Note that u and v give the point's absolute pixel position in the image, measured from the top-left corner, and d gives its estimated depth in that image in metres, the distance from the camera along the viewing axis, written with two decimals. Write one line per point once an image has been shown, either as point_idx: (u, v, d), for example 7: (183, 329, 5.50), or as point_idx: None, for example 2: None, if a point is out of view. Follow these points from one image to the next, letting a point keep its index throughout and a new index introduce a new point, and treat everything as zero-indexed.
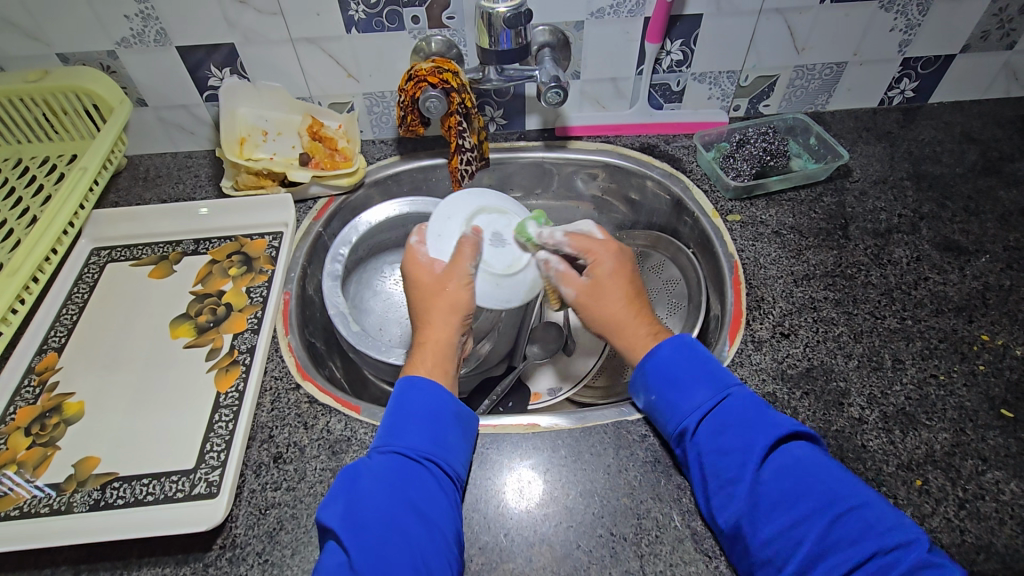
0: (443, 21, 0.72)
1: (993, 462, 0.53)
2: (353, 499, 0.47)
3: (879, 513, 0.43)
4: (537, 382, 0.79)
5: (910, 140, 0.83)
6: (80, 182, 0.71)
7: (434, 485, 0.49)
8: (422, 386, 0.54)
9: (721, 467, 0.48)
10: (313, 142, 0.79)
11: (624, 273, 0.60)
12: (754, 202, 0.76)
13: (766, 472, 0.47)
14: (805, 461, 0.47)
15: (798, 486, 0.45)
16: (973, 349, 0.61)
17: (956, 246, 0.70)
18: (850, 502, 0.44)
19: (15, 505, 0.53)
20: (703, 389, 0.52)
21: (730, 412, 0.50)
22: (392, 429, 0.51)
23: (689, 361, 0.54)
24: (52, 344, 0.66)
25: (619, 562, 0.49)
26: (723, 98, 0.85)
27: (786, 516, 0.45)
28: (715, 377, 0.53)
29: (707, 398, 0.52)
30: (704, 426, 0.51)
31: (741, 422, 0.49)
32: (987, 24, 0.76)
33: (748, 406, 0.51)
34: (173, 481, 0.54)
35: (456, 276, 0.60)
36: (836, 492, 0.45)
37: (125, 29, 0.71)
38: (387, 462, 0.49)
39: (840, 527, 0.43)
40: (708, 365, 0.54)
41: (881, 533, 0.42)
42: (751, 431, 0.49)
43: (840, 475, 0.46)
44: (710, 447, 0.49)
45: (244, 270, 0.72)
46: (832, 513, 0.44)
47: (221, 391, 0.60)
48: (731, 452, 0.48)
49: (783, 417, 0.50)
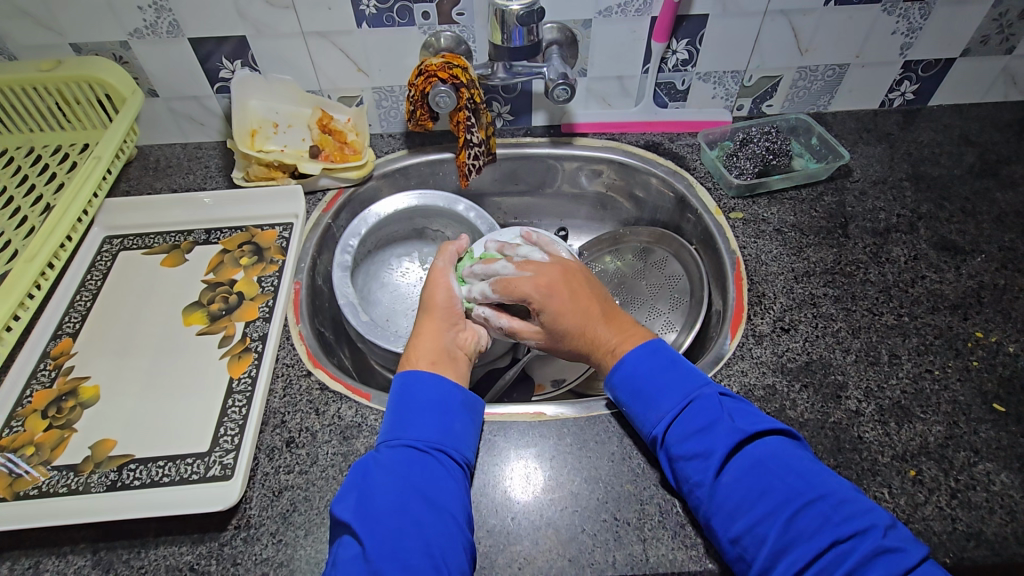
0: (453, 17, 0.74)
1: (985, 454, 0.55)
2: (364, 494, 0.48)
3: (836, 504, 0.44)
4: (539, 372, 0.81)
5: (909, 142, 0.84)
6: (94, 171, 0.72)
7: (443, 472, 0.50)
8: (423, 379, 0.55)
9: (689, 471, 0.49)
10: (323, 135, 0.81)
11: (565, 309, 0.60)
12: (756, 200, 0.78)
13: (730, 472, 0.48)
14: (767, 458, 0.48)
15: (759, 486, 0.46)
16: (968, 346, 0.62)
17: (953, 246, 0.72)
18: (809, 495, 0.45)
19: (33, 485, 0.54)
20: (667, 398, 0.53)
21: (693, 417, 0.51)
22: (399, 422, 0.53)
23: (654, 370, 0.55)
24: (67, 329, 0.67)
25: (623, 545, 0.51)
26: (727, 98, 0.86)
27: (748, 517, 0.45)
28: (680, 383, 0.54)
29: (674, 405, 0.52)
30: (671, 434, 0.51)
31: (703, 427, 0.50)
32: (987, 29, 0.78)
33: (708, 411, 0.51)
34: (188, 464, 0.55)
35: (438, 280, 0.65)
36: (795, 487, 0.45)
37: (138, 19, 0.72)
38: (398, 454, 0.50)
39: (801, 519, 0.44)
40: (675, 371, 0.55)
41: (838, 523, 0.43)
42: (711, 436, 0.49)
43: (805, 466, 0.47)
44: (677, 454, 0.50)
45: (256, 259, 0.73)
46: (791, 509, 0.44)
47: (235, 377, 0.62)
48: (695, 455, 0.49)
49: (745, 417, 0.51)
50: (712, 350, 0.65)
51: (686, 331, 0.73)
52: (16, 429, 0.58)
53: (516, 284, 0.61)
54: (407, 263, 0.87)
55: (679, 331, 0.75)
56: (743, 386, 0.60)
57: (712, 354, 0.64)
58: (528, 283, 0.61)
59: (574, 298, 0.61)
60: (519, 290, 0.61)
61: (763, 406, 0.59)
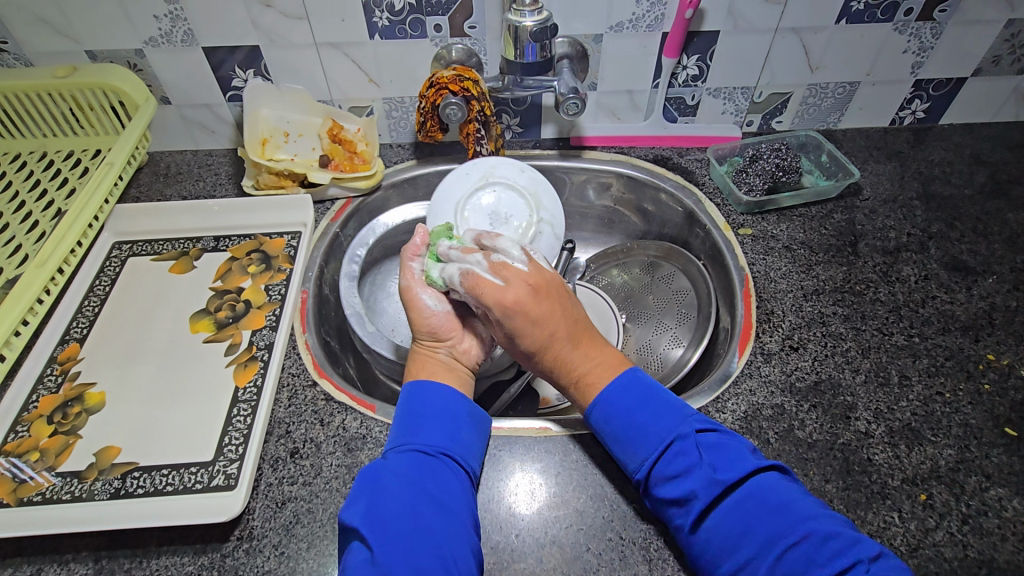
0: (465, 30, 0.74)
1: (996, 480, 0.54)
2: (375, 497, 0.48)
3: (821, 543, 0.43)
4: (545, 386, 0.79)
5: (919, 160, 0.84)
6: (106, 177, 0.72)
7: (452, 478, 0.50)
8: (431, 388, 0.55)
9: (673, 516, 0.48)
10: (333, 144, 0.81)
11: (541, 318, 0.54)
12: (765, 217, 0.78)
13: (710, 517, 0.46)
14: (746, 500, 0.46)
15: (740, 531, 0.45)
16: (979, 368, 0.62)
17: (964, 267, 0.71)
18: (792, 537, 0.43)
19: (37, 491, 0.54)
20: (643, 441, 0.51)
21: (670, 461, 0.49)
22: (407, 428, 0.52)
23: (626, 410, 0.52)
24: (75, 334, 0.67)
25: (628, 565, 0.50)
26: (737, 113, 0.86)
27: (732, 562, 0.45)
28: (656, 422, 0.51)
29: (651, 449, 0.50)
30: (652, 478, 0.50)
31: (681, 472, 0.48)
32: (999, 49, 0.78)
33: (685, 453, 0.49)
34: (192, 473, 0.55)
35: (415, 309, 0.60)
36: (776, 531, 0.44)
37: (154, 28, 0.73)
38: (405, 460, 0.50)
39: (784, 565, 0.43)
40: (648, 410, 0.52)
41: (823, 564, 0.42)
42: (690, 481, 0.48)
43: (788, 505, 0.45)
44: (659, 498, 0.49)
45: (264, 267, 0.73)
46: (774, 554, 0.43)
47: (240, 386, 0.62)
48: (675, 501, 0.48)
49: (721, 457, 0.48)
50: (719, 368, 0.64)
51: (692, 347, 0.73)
52: (22, 433, 0.58)
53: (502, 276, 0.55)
54: None
55: (685, 347, 0.75)
56: (751, 405, 0.59)
57: (719, 372, 0.63)
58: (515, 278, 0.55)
59: (556, 312, 0.55)
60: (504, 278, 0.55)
61: (771, 425, 0.58)
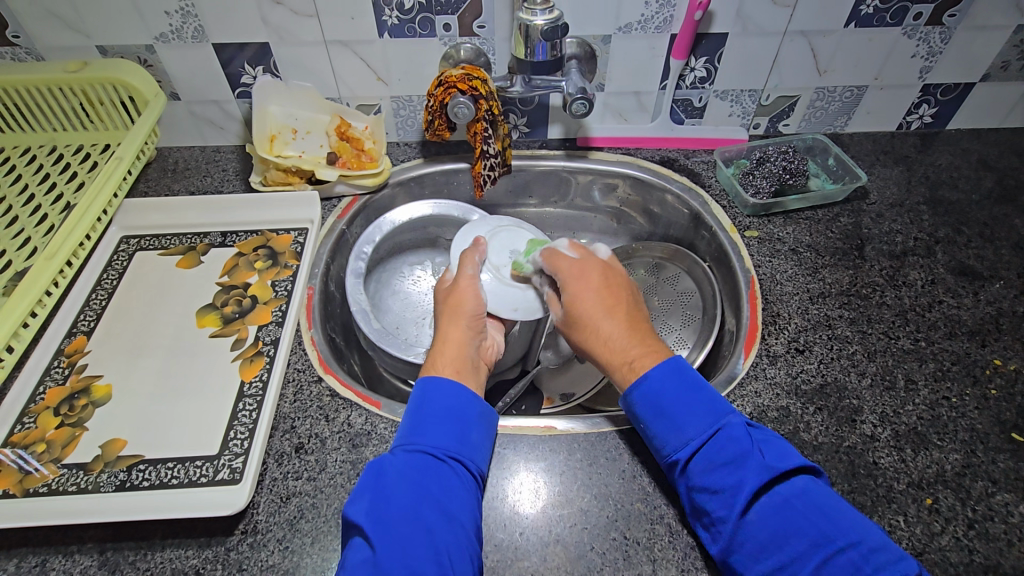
0: (474, 29, 0.74)
1: (1003, 485, 0.54)
2: (379, 496, 0.47)
3: (866, 553, 0.43)
4: (548, 387, 0.80)
5: (926, 165, 0.84)
6: (115, 172, 0.73)
7: (456, 482, 0.50)
8: (443, 386, 0.54)
9: (712, 504, 0.48)
10: (341, 142, 0.80)
11: (595, 296, 0.59)
12: (771, 219, 0.78)
13: (756, 511, 0.47)
14: (795, 498, 0.46)
15: (786, 528, 0.45)
16: (986, 373, 0.61)
17: (971, 272, 0.71)
18: (840, 542, 0.44)
19: (43, 483, 0.54)
20: (694, 425, 0.51)
21: (720, 448, 0.49)
22: (416, 427, 0.52)
23: (678, 391, 0.53)
24: (82, 327, 0.67)
25: (632, 565, 0.50)
26: (744, 116, 0.86)
27: (772, 560, 0.45)
28: (708, 409, 0.51)
29: (700, 433, 0.50)
30: (696, 463, 0.50)
31: (731, 460, 0.48)
32: (1008, 54, 0.78)
33: (737, 442, 0.49)
34: (197, 466, 0.55)
35: (467, 285, 0.63)
36: (825, 533, 0.44)
37: (165, 24, 0.73)
38: (412, 460, 0.50)
39: (829, 568, 0.43)
40: (700, 395, 0.52)
41: (868, 575, 0.42)
42: (740, 470, 0.48)
43: (835, 509, 0.46)
44: (700, 485, 0.49)
45: (270, 263, 0.74)
46: (821, 557, 0.44)
47: (246, 380, 0.62)
48: (721, 488, 0.48)
49: (772, 452, 0.49)
50: (723, 370, 0.64)
51: (697, 350, 0.73)
52: (28, 425, 0.58)
53: (559, 261, 0.63)
54: (419, 272, 0.87)
55: (690, 348, 0.75)
56: (756, 407, 0.59)
57: (724, 374, 0.63)
58: (570, 261, 0.62)
59: (610, 290, 0.59)
60: (559, 263, 0.62)
61: (776, 427, 0.58)
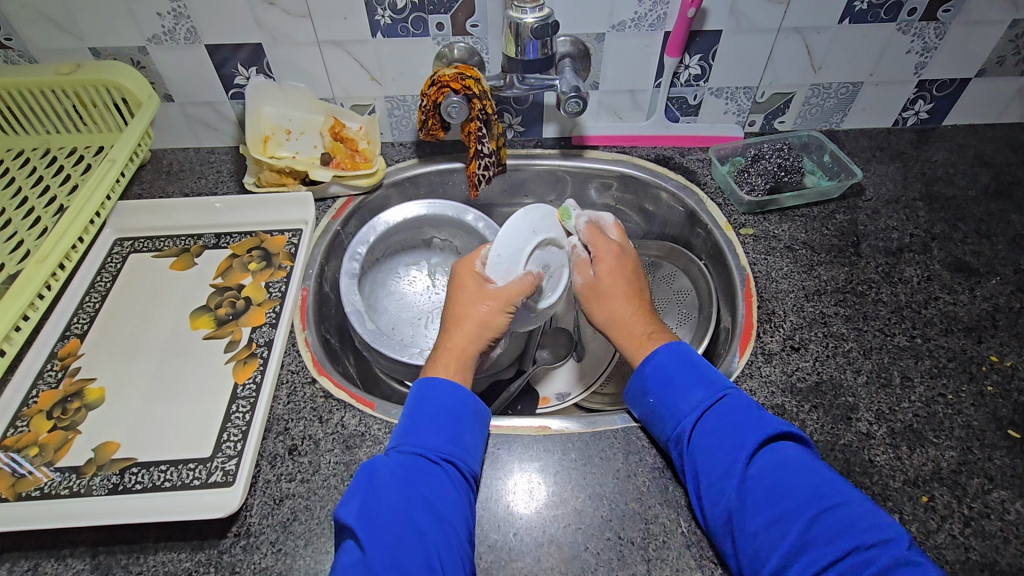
0: (467, 28, 0.74)
1: (999, 482, 0.53)
2: (370, 497, 0.47)
3: (859, 514, 0.44)
4: (544, 386, 0.80)
5: (923, 161, 0.84)
6: (108, 174, 0.72)
7: (448, 483, 0.50)
8: (439, 386, 0.55)
9: (714, 464, 0.50)
10: (335, 143, 0.80)
11: (623, 274, 0.64)
12: (767, 217, 0.77)
13: (756, 467, 0.49)
14: (791, 461, 0.48)
15: (783, 486, 0.47)
16: (982, 370, 0.61)
17: (967, 268, 0.71)
18: (834, 500, 0.45)
19: (35, 486, 0.54)
20: (699, 391, 0.54)
21: (723, 413, 0.52)
22: (409, 428, 0.52)
23: (686, 366, 0.56)
24: (75, 330, 0.67)
25: (626, 565, 0.50)
26: (739, 113, 0.86)
27: (768, 514, 0.46)
28: (710, 379, 0.55)
29: (704, 399, 0.53)
30: (700, 426, 0.52)
31: (733, 423, 0.51)
32: (1003, 49, 0.77)
33: (737, 410, 0.52)
34: (190, 469, 0.55)
35: (501, 295, 0.60)
36: (820, 493, 0.46)
37: (157, 26, 0.73)
38: (404, 461, 0.50)
39: (820, 524, 0.44)
40: (702, 369, 0.56)
41: (862, 530, 0.43)
42: (742, 431, 0.50)
43: (828, 479, 0.47)
44: (702, 448, 0.51)
45: (264, 265, 0.73)
46: (813, 512, 0.45)
47: (239, 382, 0.62)
48: (723, 449, 0.50)
49: (772, 418, 0.52)
50: (719, 368, 0.64)
51: (693, 347, 0.73)
52: (21, 429, 0.58)
53: (597, 236, 0.66)
54: (414, 272, 0.87)
55: None
56: None
57: (720, 372, 0.63)
58: (608, 241, 0.67)
59: (634, 276, 0.65)
60: (600, 238, 0.66)
61: None
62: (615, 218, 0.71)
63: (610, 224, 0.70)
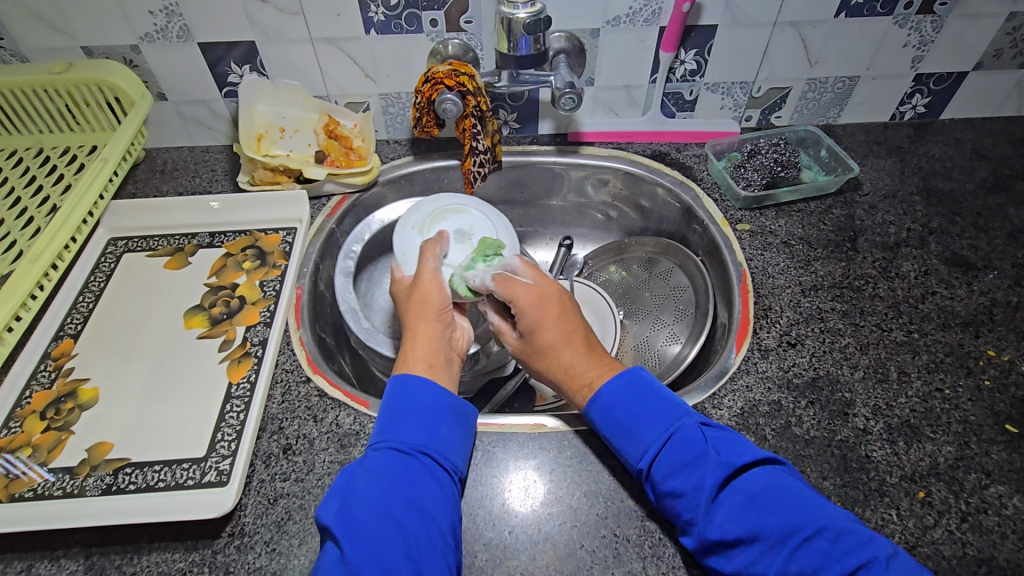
0: (461, 25, 0.74)
1: (997, 477, 0.53)
2: (349, 496, 0.47)
3: (834, 537, 0.43)
4: (541, 383, 0.79)
5: (920, 155, 0.83)
6: (100, 174, 0.72)
7: (428, 478, 0.49)
8: (412, 381, 0.54)
9: (681, 509, 0.47)
10: (329, 140, 0.80)
11: (551, 318, 0.57)
12: (763, 212, 0.77)
13: (722, 510, 0.46)
14: (760, 493, 0.46)
15: (754, 525, 0.45)
16: (979, 364, 0.61)
17: (964, 262, 0.70)
18: (807, 530, 0.44)
19: (29, 487, 0.54)
20: (649, 431, 0.51)
21: (678, 452, 0.49)
22: (386, 424, 0.52)
23: (633, 400, 0.52)
24: (69, 330, 0.67)
25: (622, 563, 0.50)
26: (736, 108, 0.85)
27: (746, 554, 0.44)
28: (661, 414, 0.51)
29: (655, 438, 0.50)
30: (657, 469, 0.49)
31: (690, 462, 0.48)
32: (1001, 42, 0.77)
33: (692, 444, 0.49)
34: (183, 469, 0.55)
35: (425, 274, 0.62)
36: (791, 524, 0.44)
37: (149, 24, 0.73)
38: (383, 457, 0.50)
39: (799, 560, 0.43)
40: (653, 403, 0.52)
41: (840, 559, 0.42)
42: (699, 471, 0.47)
43: (804, 498, 0.46)
44: (664, 490, 0.48)
45: (259, 264, 0.73)
46: (788, 549, 0.43)
47: (233, 382, 0.61)
48: (684, 493, 0.47)
49: (728, 448, 0.49)
50: (716, 364, 0.64)
51: (691, 343, 0.72)
52: (14, 430, 0.58)
53: (513, 286, 0.59)
54: None
55: (683, 343, 0.74)
56: (747, 401, 0.59)
57: (717, 367, 0.62)
58: (525, 286, 0.59)
59: (567, 313, 0.58)
60: (514, 288, 0.59)
61: (768, 422, 0.57)
62: (518, 257, 0.62)
63: (519, 266, 0.61)
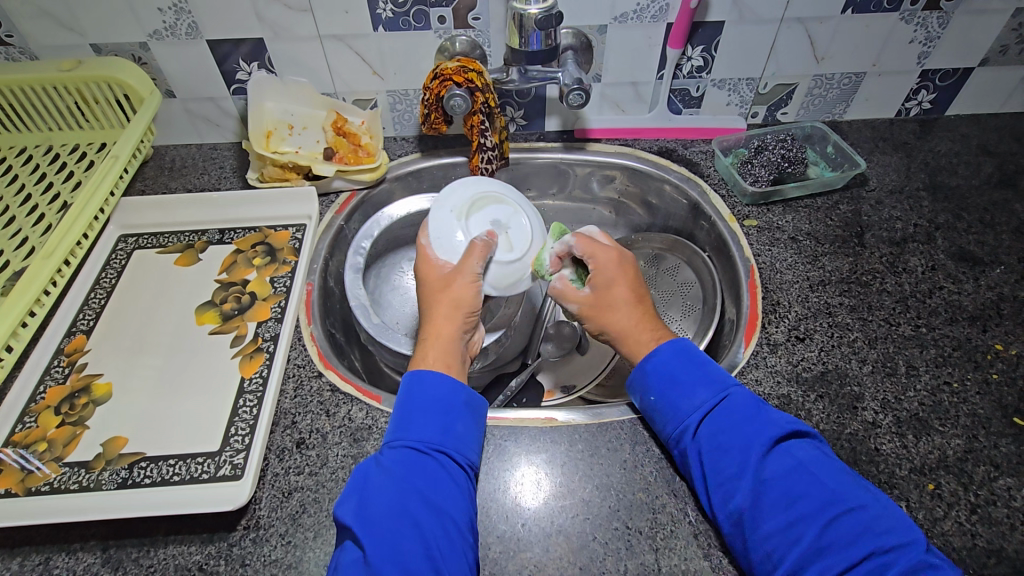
0: (469, 21, 0.74)
1: (1006, 469, 0.54)
2: (365, 496, 0.48)
3: (873, 517, 0.44)
4: (549, 378, 0.80)
5: (926, 151, 0.84)
6: (111, 171, 0.72)
7: (444, 475, 0.50)
8: (428, 378, 0.54)
9: (723, 465, 0.49)
10: (337, 137, 0.81)
11: (626, 282, 0.60)
12: (770, 208, 0.77)
13: (767, 472, 0.48)
14: (805, 463, 0.48)
15: (799, 488, 0.46)
16: (987, 358, 0.61)
17: (971, 257, 0.71)
18: (850, 503, 0.45)
19: (45, 481, 0.54)
20: (703, 389, 0.53)
21: (729, 412, 0.51)
22: (401, 422, 0.52)
23: (686, 366, 0.55)
24: (81, 326, 0.67)
25: (634, 555, 0.50)
26: (742, 105, 0.86)
27: (786, 517, 0.45)
28: (713, 379, 0.54)
29: (708, 398, 0.53)
30: (704, 427, 0.51)
31: (740, 422, 0.50)
32: (1006, 38, 0.77)
33: (743, 408, 0.51)
34: (198, 463, 0.55)
35: (464, 272, 0.59)
36: (834, 494, 0.46)
37: (158, 21, 0.73)
38: (398, 456, 0.50)
39: (837, 528, 0.44)
40: (704, 369, 0.55)
41: (877, 533, 0.44)
42: (749, 432, 0.50)
43: (837, 477, 0.47)
44: (709, 447, 0.50)
45: (268, 260, 0.73)
46: (829, 516, 0.45)
47: (246, 377, 0.62)
48: (734, 449, 0.49)
49: (778, 416, 0.51)
50: (725, 358, 0.64)
51: (698, 338, 0.73)
52: (29, 424, 0.58)
53: (593, 244, 0.61)
54: None
55: (691, 338, 0.74)
56: (757, 395, 0.59)
57: (725, 362, 0.63)
58: (605, 248, 0.61)
59: (639, 280, 0.61)
60: (596, 247, 0.60)
61: None
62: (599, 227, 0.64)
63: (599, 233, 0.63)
